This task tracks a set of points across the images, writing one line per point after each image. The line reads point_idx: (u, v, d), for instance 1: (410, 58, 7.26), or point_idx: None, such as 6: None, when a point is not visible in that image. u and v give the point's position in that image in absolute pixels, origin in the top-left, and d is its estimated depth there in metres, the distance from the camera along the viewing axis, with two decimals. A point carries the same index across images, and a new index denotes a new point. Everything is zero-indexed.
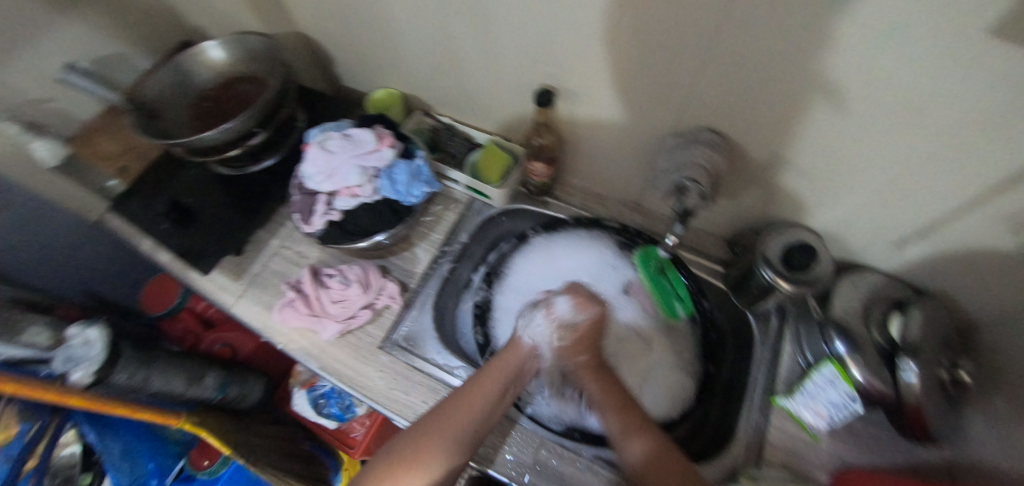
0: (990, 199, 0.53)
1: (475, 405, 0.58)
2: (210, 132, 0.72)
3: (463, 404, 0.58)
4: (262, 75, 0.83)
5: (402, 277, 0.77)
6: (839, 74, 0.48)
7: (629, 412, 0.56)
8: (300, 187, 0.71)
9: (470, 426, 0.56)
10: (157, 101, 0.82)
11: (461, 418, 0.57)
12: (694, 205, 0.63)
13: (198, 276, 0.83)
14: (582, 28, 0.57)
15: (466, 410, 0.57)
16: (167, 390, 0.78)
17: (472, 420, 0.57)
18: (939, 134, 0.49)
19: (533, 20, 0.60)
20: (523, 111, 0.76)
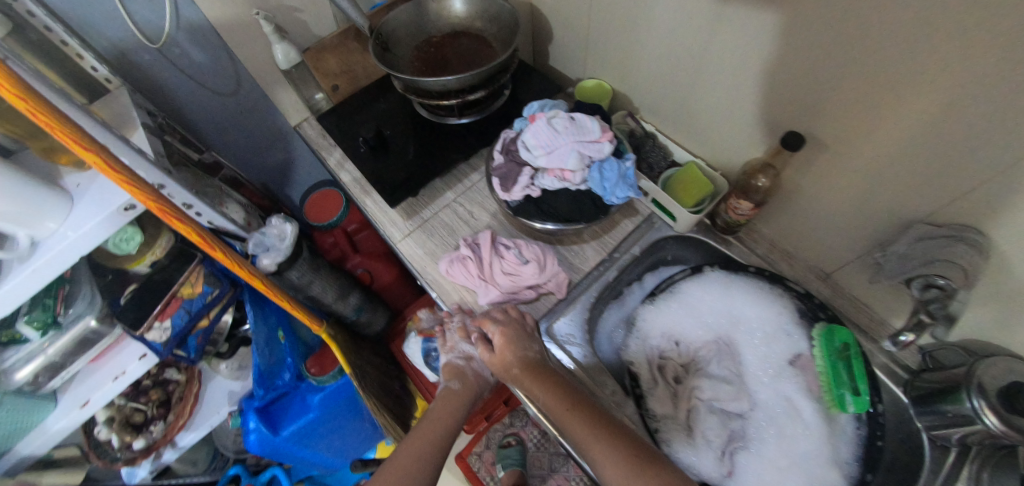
0: None
1: (426, 437, 0.64)
2: (440, 79, 0.75)
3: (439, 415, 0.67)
4: (489, 36, 0.86)
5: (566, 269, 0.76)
6: None
7: (565, 414, 0.57)
8: (509, 153, 0.72)
9: (436, 436, 0.64)
10: (394, 34, 0.86)
11: (432, 428, 0.65)
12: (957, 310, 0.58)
13: (373, 203, 0.87)
14: (875, 85, 0.52)
15: (434, 428, 0.65)
16: (320, 297, 0.83)
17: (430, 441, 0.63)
18: None
19: (816, 61, 0.55)
20: (745, 145, 0.72)
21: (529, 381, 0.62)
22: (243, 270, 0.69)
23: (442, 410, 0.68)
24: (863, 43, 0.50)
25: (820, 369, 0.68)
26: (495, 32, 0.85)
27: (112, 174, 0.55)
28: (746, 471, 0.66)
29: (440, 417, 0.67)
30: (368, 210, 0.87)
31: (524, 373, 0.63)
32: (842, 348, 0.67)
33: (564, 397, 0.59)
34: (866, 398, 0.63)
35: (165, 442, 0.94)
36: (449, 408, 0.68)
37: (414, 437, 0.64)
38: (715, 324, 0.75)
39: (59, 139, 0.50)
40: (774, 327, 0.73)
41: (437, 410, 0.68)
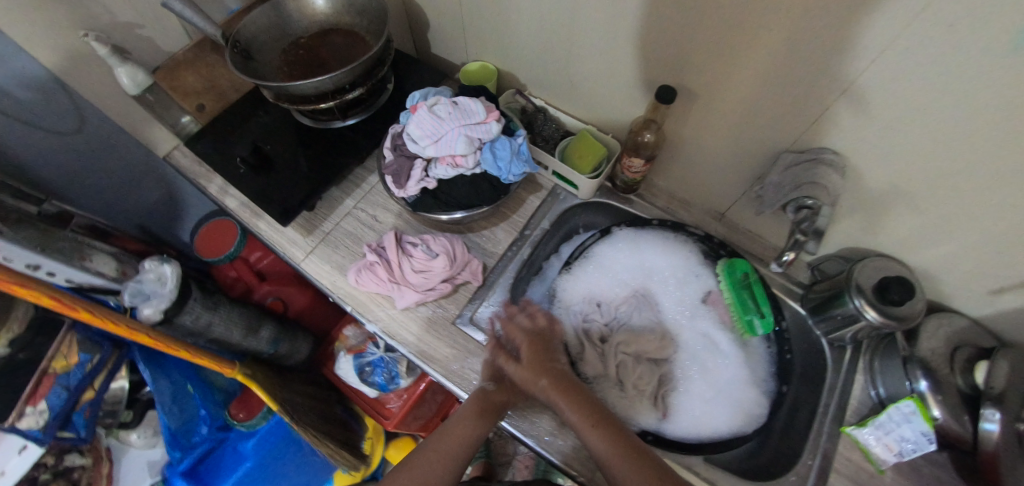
0: None
1: (451, 437, 0.57)
2: (309, 80, 0.70)
3: (447, 435, 0.58)
4: (359, 30, 0.82)
5: (480, 256, 0.76)
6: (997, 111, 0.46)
7: (590, 431, 0.54)
8: (397, 149, 0.70)
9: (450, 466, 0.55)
10: (253, 41, 0.79)
11: (450, 450, 0.56)
12: (824, 224, 0.63)
13: (268, 226, 0.81)
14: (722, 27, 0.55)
15: (452, 460, 0.56)
16: (226, 338, 0.76)
17: (452, 448, 0.56)
18: None
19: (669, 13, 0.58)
20: (626, 103, 0.74)
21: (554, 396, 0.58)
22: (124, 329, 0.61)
23: (455, 426, 0.58)
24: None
25: (729, 301, 0.73)
26: (364, 25, 0.81)
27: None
28: (678, 410, 0.69)
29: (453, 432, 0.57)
30: (263, 234, 0.81)
31: (551, 390, 0.58)
32: (740, 274, 0.73)
33: (589, 411, 0.56)
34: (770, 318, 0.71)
35: None
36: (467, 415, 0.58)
37: (441, 437, 0.57)
38: (630, 279, 0.77)
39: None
40: (683, 272, 0.77)
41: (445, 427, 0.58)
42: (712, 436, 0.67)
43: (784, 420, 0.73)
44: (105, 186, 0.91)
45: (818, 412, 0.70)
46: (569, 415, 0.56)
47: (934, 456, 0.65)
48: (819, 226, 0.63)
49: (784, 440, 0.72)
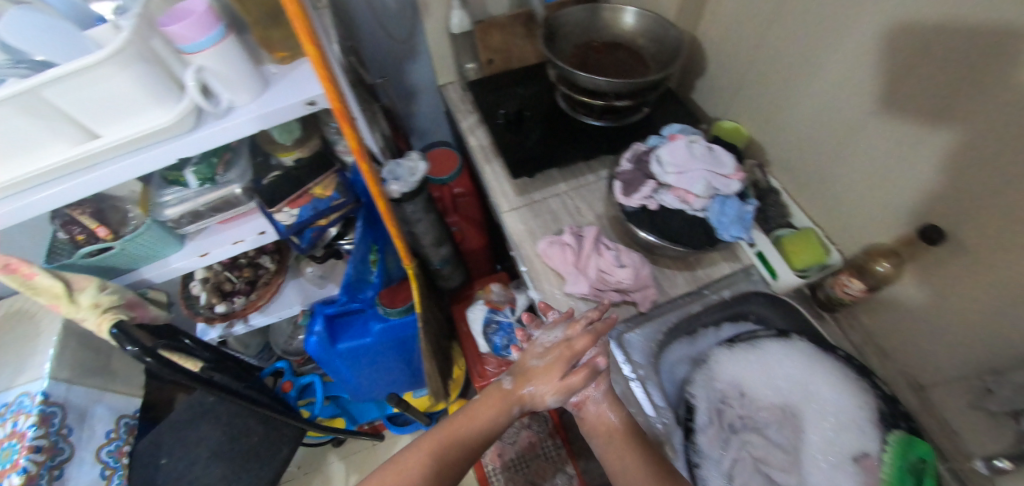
0: None
1: (454, 437, 0.63)
2: (591, 78, 0.80)
3: (480, 414, 0.65)
4: (647, 54, 0.88)
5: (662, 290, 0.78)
6: None
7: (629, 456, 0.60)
8: (639, 161, 0.76)
9: (476, 446, 0.63)
10: (563, 26, 0.89)
11: (470, 433, 0.63)
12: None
13: (490, 172, 0.93)
14: None
15: (474, 442, 0.63)
16: (420, 237, 0.90)
17: (452, 447, 0.62)
18: None
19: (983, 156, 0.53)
20: (877, 228, 0.70)
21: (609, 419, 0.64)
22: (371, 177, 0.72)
23: (478, 410, 0.65)
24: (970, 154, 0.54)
25: (886, 478, 0.62)
26: (652, 52, 0.88)
27: (317, 64, 0.61)
28: None
29: (487, 411, 0.65)
30: (483, 176, 0.94)
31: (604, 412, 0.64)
32: (915, 461, 0.61)
33: (630, 440, 0.62)
34: None
35: (239, 314, 1.07)
36: (491, 404, 0.65)
37: (442, 433, 0.63)
38: (785, 392, 0.71)
39: (295, 27, 0.56)
40: (846, 419, 0.68)
41: (480, 404, 0.66)
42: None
43: None
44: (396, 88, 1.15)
45: None
46: (600, 436, 0.64)
47: None
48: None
49: None
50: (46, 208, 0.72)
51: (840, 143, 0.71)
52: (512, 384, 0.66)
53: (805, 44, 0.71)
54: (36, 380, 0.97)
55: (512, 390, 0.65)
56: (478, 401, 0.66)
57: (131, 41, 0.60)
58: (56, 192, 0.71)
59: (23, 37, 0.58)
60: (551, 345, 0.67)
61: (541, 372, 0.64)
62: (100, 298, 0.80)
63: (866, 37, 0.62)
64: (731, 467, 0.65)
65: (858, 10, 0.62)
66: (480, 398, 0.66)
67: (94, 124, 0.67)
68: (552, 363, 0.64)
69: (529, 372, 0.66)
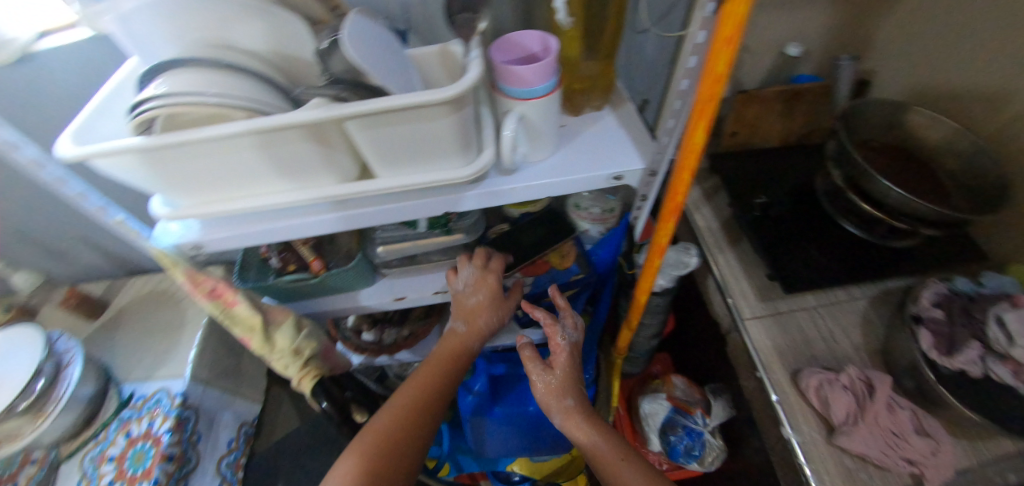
0: None
1: (394, 412, 0.62)
2: (907, 194, 0.66)
3: (429, 369, 0.66)
4: (949, 175, 0.75)
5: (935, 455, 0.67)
6: None
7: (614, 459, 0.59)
8: (956, 314, 0.65)
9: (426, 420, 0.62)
10: (857, 115, 0.77)
11: (414, 395, 0.64)
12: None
13: (723, 264, 0.82)
14: None
15: (428, 372, 0.66)
16: (646, 328, 0.80)
17: (407, 418, 0.61)
18: None
19: None
20: None
21: (576, 420, 0.63)
22: (654, 256, 0.61)
23: (421, 375, 0.66)
24: None
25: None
26: (956, 174, 0.74)
27: (687, 155, 0.49)
28: None
29: (435, 368, 0.66)
30: (715, 267, 0.83)
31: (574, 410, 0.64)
32: None
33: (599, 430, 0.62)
34: None
35: (389, 350, 0.96)
36: (452, 346, 0.67)
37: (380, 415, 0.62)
38: None
39: (695, 114, 0.45)
40: None
41: (424, 368, 0.67)
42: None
43: None
44: None
45: None
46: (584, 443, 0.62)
47: None
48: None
49: None
50: (282, 235, 0.61)
51: None
52: (465, 323, 0.67)
53: None
54: (177, 379, 0.92)
55: (469, 326, 0.67)
56: (424, 362, 0.68)
57: (473, 88, 0.47)
58: (300, 223, 0.60)
59: (365, 59, 0.43)
60: (474, 277, 0.66)
61: (484, 308, 0.66)
62: (299, 342, 0.71)
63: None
64: None
65: None
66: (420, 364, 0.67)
67: (377, 165, 0.54)
68: (490, 284, 0.66)
69: (472, 308, 0.66)
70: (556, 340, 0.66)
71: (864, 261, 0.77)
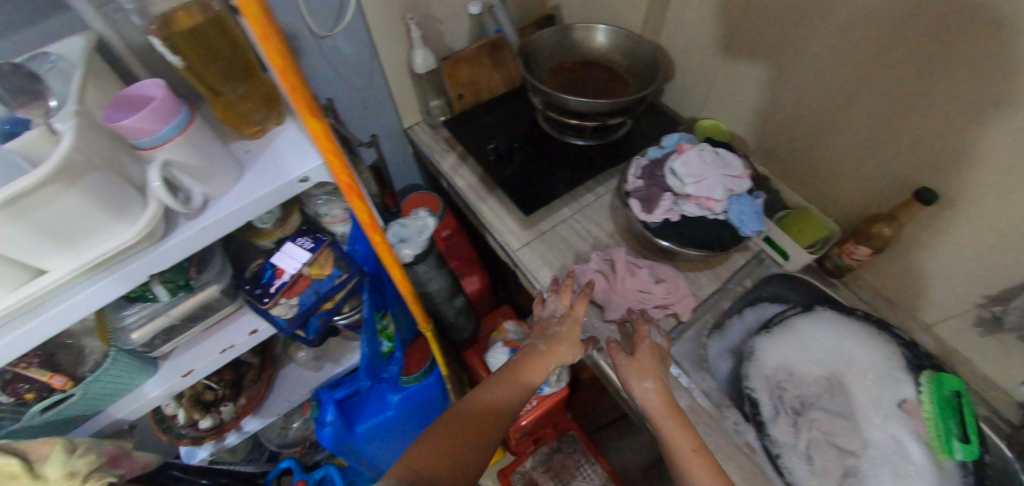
0: None
1: (443, 450, 0.56)
2: (582, 100, 0.79)
3: (492, 391, 0.65)
4: (622, 68, 0.90)
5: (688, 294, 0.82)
6: None
7: (691, 456, 0.58)
8: (651, 176, 0.77)
9: (479, 430, 0.60)
10: (538, 48, 0.88)
11: (476, 411, 0.62)
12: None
13: (489, 211, 0.90)
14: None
15: (503, 393, 0.65)
16: (435, 295, 0.85)
17: (459, 450, 0.57)
18: None
19: (940, 131, 0.62)
20: (869, 199, 0.76)
21: (652, 402, 0.64)
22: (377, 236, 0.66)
23: (491, 397, 0.64)
24: (690, 66, 0.93)
25: (928, 413, 0.71)
26: (625, 67, 0.90)
27: (326, 150, 0.53)
28: None
29: (508, 389, 0.65)
30: (483, 216, 0.90)
31: (653, 397, 0.64)
32: (949, 394, 0.71)
33: (688, 436, 0.60)
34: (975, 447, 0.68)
35: (233, 424, 0.94)
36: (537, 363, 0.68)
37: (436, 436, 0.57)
38: (825, 362, 0.77)
39: (302, 117, 0.48)
40: (881, 372, 0.76)
41: (478, 398, 0.64)
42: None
43: None
44: None
45: None
46: (672, 436, 0.61)
47: None
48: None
49: None
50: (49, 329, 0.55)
51: (823, 128, 0.77)
52: (545, 347, 0.69)
53: (685, 31, 0.89)
54: None
55: (549, 350, 0.69)
56: (498, 375, 0.67)
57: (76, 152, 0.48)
58: (66, 305, 0.56)
59: None
60: (562, 311, 0.72)
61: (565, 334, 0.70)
62: (72, 464, 0.64)
63: (830, 34, 0.68)
64: (808, 440, 0.69)
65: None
66: (491, 382, 0.66)
67: (31, 258, 0.52)
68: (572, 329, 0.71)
69: (555, 338, 0.70)
70: (642, 330, 0.70)
71: (594, 164, 0.91)
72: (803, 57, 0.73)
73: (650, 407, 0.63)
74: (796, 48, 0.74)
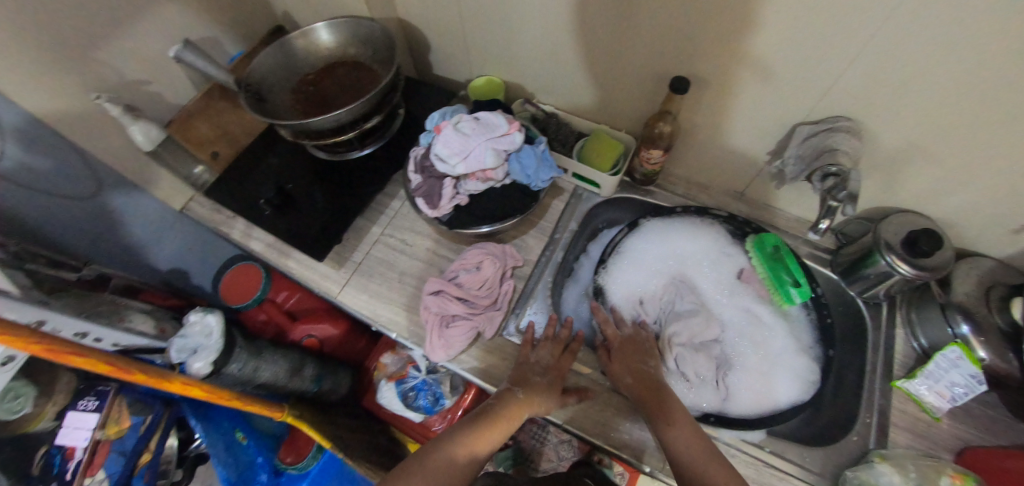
0: None
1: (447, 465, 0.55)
2: (328, 117, 0.71)
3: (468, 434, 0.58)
4: (366, 59, 0.81)
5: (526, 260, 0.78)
6: (956, 78, 0.54)
7: (677, 434, 0.57)
8: (425, 169, 0.70)
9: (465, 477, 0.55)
10: (264, 81, 0.80)
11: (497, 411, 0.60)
12: (857, 188, 0.62)
13: (298, 264, 0.81)
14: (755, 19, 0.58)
15: (486, 434, 0.58)
16: (273, 382, 0.77)
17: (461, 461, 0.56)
18: None
19: (668, 16, 0.63)
20: (642, 100, 0.76)
21: (637, 389, 0.63)
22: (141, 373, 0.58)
23: (468, 445, 0.57)
24: (435, 34, 0.86)
25: (762, 273, 0.75)
26: (368, 55, 0.81)
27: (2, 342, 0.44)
28: (738, 390, 0.71)
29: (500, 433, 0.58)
30: (295, 273, 0.81)
31: (634, 387, 0.63)
32: (773, 248, 0.75)
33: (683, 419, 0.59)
34: (808, 287, 0.72)
35: None
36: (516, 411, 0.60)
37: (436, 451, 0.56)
38: (665, 269, 0.79)
39: None
40: (712, 252, 0.80)
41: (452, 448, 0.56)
42: (782, 395, 0.71)
43: (834, 379, 0.77)
44: (134, 240, 0.90)
45: (867, 370, 0.73)
46: (657, 416, 0.59)
47: (980, 396, 0.71)
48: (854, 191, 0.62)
49: (837, 402, 0.75)
50: None
51: (575, 50, 0.74)
52: (525, 393, 0.61)
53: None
54: None
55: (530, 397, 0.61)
56: (477, 416, 0.60)
57: None
58: None
59: None
60: (549, 361, 0.66)
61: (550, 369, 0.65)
62: None
63: None
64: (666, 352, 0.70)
65: None
66: (469, 421, 0.59)
67: None
68: (554, 379, 0.64)
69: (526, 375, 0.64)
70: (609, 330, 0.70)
71: (384, 172, 0.84)
72: None
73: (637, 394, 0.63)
74: None
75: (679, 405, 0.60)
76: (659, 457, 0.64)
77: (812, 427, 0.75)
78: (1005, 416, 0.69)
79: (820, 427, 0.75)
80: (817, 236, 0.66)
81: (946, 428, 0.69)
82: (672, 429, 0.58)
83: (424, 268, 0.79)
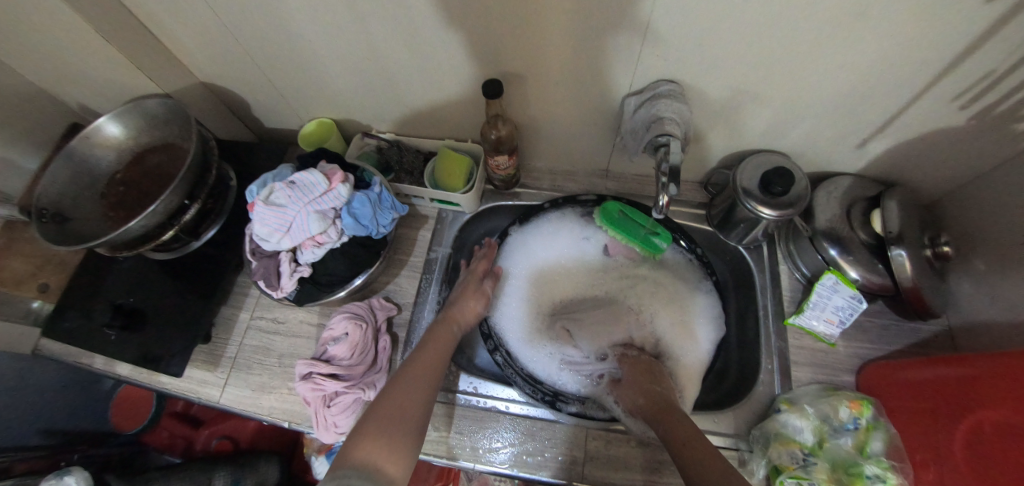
0: (921, 97, 0.59)
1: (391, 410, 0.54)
2: (134, 221, 0.64)
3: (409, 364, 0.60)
4: (177, 139, 0.75)
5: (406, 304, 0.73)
6: (753, 21, 0.51)
7: (685, 449, 0.51)
8: (256, 251, 0.64)
9: (413, 391, 0.56)
10: (62, 201, 0.72)
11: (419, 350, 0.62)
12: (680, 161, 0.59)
13: (169, 377, 0.74)
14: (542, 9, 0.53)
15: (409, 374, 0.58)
16: None
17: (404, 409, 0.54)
18: (865, 47, 0.53)
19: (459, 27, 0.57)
20: (476, 108, 0.72)
21: (650, 409, 0.58)
22: None
23: (408, 370, 0.58)
24: (247, 90, 0.78)
25: (619, 237, 0.76)
26: (176, 134, 0.75)
27: None
28: None
29: (427, 352, 0.62)
30: (168, 387, 0.74)
31: (645, 409, 0.59)
32: (619, 213, 0.75)
33: (685, 431, 0.53)
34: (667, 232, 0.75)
35: None
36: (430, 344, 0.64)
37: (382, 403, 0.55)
38: (541, 274, 0.79)
39: None
40: (575, 243, 0.80)
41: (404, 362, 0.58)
42: (671, 364, 0.72)
43: (736, 328, 0.78)
44: None
45: (761, 314, 0.74)
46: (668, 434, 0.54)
47: (868, 308, 0.72)
48: (674, 163, 0.59)
49: (743, 351, 0.76)
50: None
51: (386, 77, 0.68)
52: None
53: (196, 59, 0.73)
54: None
55: (438, 298, 0.70)
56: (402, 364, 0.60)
57: None
58: None
59: None
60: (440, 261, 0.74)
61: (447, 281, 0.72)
62: None
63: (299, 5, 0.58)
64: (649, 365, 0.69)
65: (141, 37, 0.68)
66: None
67: None
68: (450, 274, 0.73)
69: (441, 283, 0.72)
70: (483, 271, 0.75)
71: (235, 253, 0.78)
72: (297, 27, 0.62)
73: (649, 413, 0.58)
74: (282, 23, 0.61)
75: (690, 422, 0.55)
76: (570, 471, 0.62)
77: (727, 382, 0.76)
78: (894, 320, 0.72)
79: (734, 381, 0.75)
80: (661, 214, 0.62)
81: (843, 351, 0.70)
82: (684, 433, 0.53)
83: (302, 343, 0.74)
